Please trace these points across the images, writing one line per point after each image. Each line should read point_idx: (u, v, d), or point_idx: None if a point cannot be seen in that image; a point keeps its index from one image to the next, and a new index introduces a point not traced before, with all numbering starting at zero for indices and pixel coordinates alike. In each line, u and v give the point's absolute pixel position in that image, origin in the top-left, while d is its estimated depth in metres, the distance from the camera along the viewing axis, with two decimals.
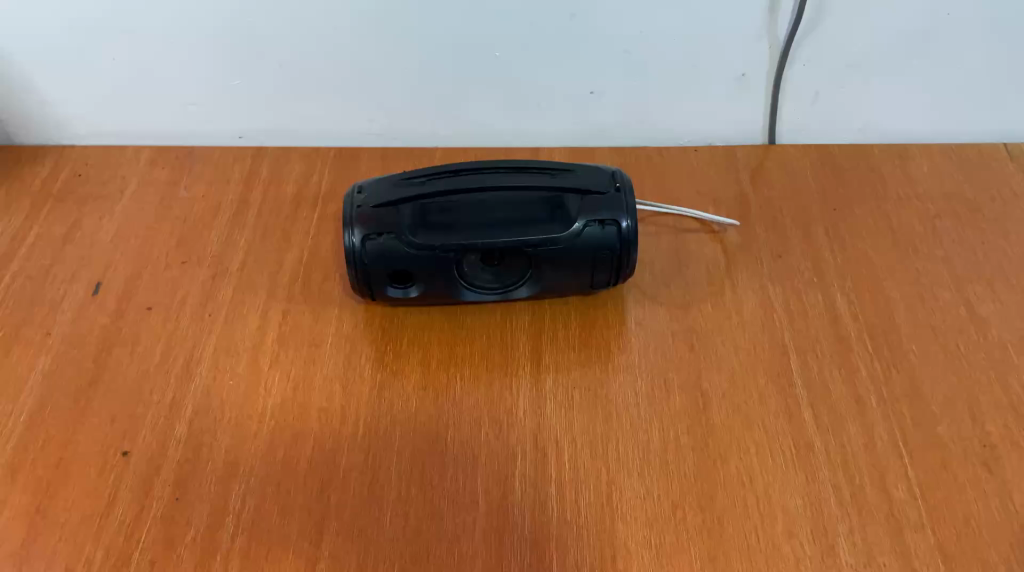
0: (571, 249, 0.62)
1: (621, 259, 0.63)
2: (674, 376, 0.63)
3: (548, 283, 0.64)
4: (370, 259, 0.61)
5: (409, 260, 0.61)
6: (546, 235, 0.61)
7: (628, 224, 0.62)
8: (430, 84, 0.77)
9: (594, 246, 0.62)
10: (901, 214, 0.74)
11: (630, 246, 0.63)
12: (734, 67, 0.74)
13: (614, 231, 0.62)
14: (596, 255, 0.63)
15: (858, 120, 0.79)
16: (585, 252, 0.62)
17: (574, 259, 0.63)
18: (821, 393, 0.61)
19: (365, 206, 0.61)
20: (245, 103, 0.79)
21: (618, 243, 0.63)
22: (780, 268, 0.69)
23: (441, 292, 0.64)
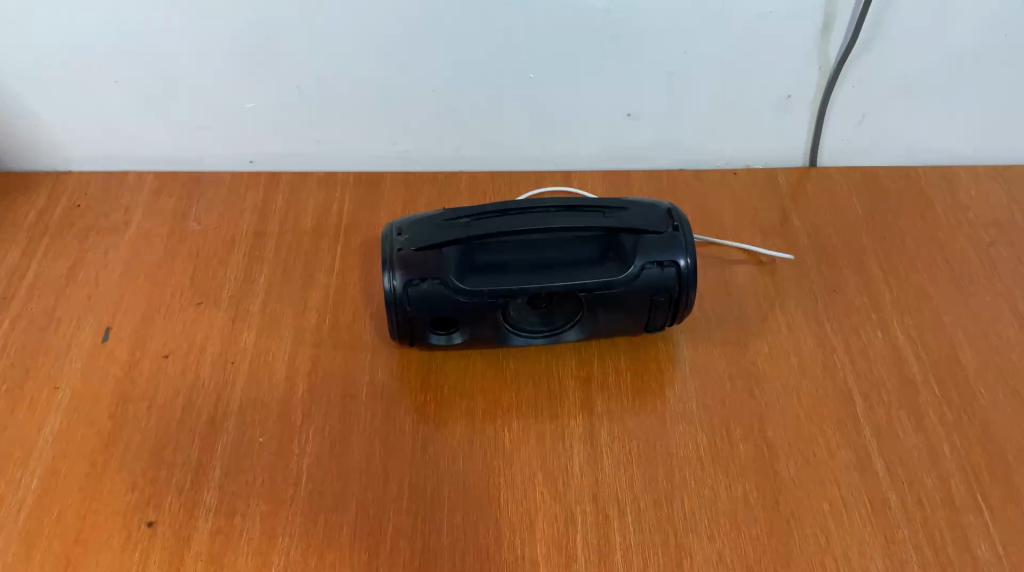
0: (627, 293, 0.58)
1: (679, 301, 0.59)
2: (736, 425, 0.59)
3: (600, 327, 0.60)
4: (411, 306, 0.57)
5: (455, 307, 0.57)
6: (601, 280, 0.57)
7: (688, 265, 0.58)
8: (457, 106, 0.72)
9: (652, 289, 0.58)
10: (954, 243, 0.71)
11: (688, 288, 0.59)
12: (781, 89, 0.70)
13: (673, 273, 0.58)
14: (652, 298, 0.59)
15: (904, 142, 0.75)
16: (642, 295, 0.58)
17: (629, 302, 0.59)
18: (892, 442, 0.58)
19: (405, 248, 0.57)
20: (259, 127, 0.73)
21: (677, 284, 0.59)
22: (835, 302, 0.66)
23: (486, 338, 0.60)
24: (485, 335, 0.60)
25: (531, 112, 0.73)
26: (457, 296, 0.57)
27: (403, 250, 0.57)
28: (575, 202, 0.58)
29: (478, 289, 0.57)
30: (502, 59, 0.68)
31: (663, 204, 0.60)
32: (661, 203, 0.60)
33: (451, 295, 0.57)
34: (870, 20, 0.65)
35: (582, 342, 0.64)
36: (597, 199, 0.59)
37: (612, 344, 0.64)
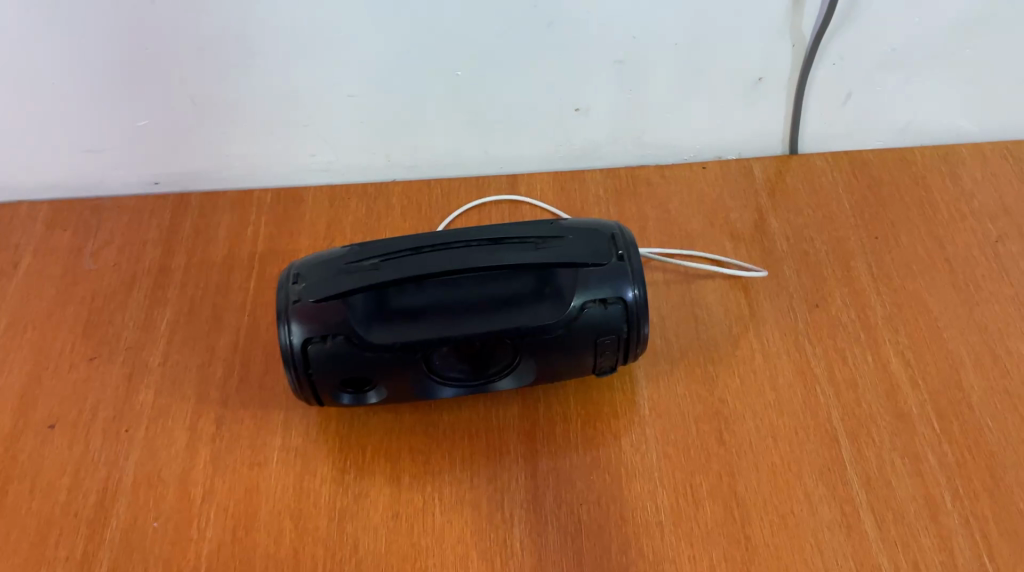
0: (568, 336, 0.49)
1: (627, 340, 0.51)
2: (702, 479, 0.51)
3: (539, 373, 0.52)
4: (316, 365, 0.49)
5: (366, 364, 0.49)
6: (536, 324, 0.48)
7: (636, 300, 0.50)
8: (379, 110, 0.63)
9: (596, 331, 0.50)
10: (956, 240, 0.61)
11: (638, 326, 0.50)
12: (750, 71, 0.61)
13: (619, 311, 0.50)
14: (597, 340, 0.50)
15: (896, 121, 0.66)
16: (584, 338, 0.50)
17: (570, 346, 0.50)
18: (884, 493, 0.50)
19: (302, 299, 0.48)
20: (157, 145, 0.64)
21: (624, 323, 0.50)
22: (818, 321, 0.57)
23: (409, 393, 0.52)
24: (407, 391, 0.51)
25: (464, 112, 0.63)
26: (368, 352, 0.48)
27: (301, 302, 0.48)
28: (501, 233, 0.49)
29: (392, 344, 0.48)
30: (421, 57, 0.59)
31: (605, 227, 0.52)
32: (602, 227, 0.51)
33: (360, 352, 0.48)
34: None
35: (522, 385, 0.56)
36: (526, 228, 0.50)
37: (559, 386, 0.56)
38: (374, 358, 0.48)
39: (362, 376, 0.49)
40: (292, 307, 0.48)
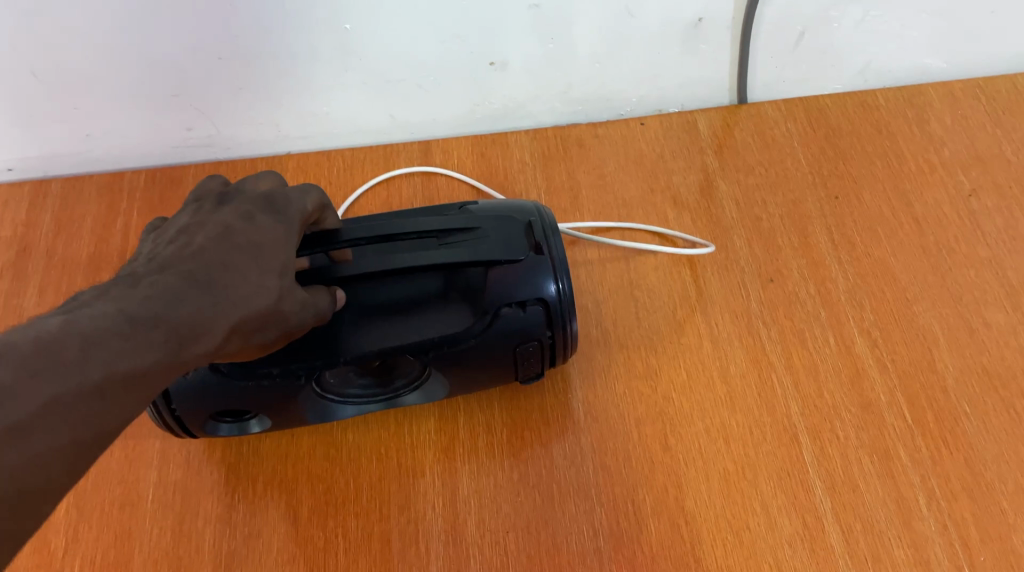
0: (482, 347, 0.41)
1: (549, 342, 0.43)
2: (646, 494, 0.44)
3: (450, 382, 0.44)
4: (178, 397, 0.40)
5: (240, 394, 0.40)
6: (443, 337, 0.40)
7: (557, 299, 0.42)
8: (259, 75, 0.53)
9: (514, 337, 0.42)
10: (925, 196, 0.54)
11: (563, 326, 0.43)
12: (688, 11, 0.52)
13: (540, 313, 0.42)
14: (516, 346, 0.43)
15: (856, 62, 0.58)
16: (501, 346, 0.42)
17: (485, 356, 0.42)
18: (850, 498, 0.44)
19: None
20: (1, 128, 0.54)
21: (546, 325, 0.43)
22: (773, 298, 0.51)
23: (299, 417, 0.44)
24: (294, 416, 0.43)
25: (361, 71, 0.54)
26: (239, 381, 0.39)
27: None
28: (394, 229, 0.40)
29: (268, 370, 0.39)
30: (301, 11, 0.49)
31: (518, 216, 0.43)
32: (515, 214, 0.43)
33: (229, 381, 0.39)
34: None
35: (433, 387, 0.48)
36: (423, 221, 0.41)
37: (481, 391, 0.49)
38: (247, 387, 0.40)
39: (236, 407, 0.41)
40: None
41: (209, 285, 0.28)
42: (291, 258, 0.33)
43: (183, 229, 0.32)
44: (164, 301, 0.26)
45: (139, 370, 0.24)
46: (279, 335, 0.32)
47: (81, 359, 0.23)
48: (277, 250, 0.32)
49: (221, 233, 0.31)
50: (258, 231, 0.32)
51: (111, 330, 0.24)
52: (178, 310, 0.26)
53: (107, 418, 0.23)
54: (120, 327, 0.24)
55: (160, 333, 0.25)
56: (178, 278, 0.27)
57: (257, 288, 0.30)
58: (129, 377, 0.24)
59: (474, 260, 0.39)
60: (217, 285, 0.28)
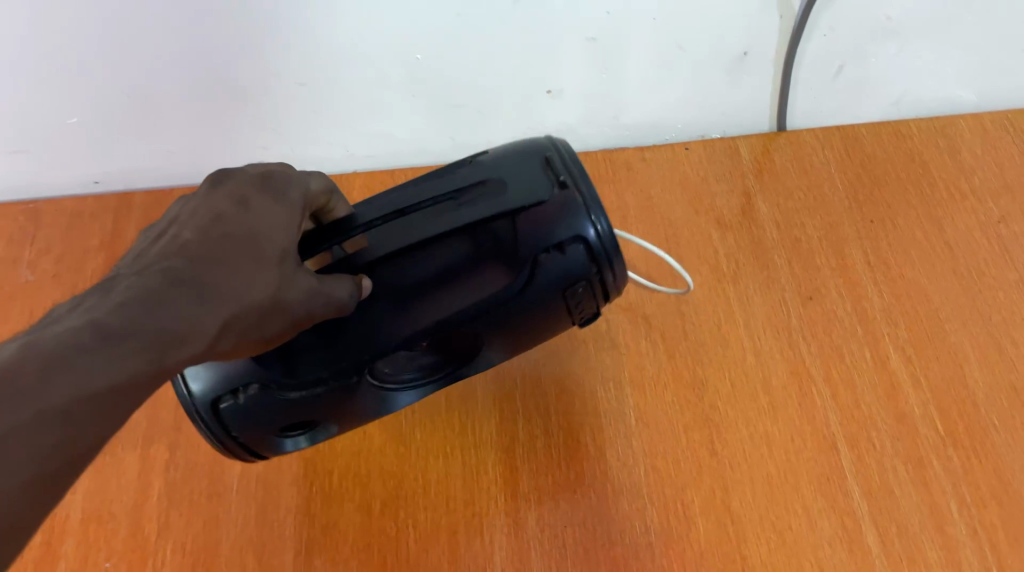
0: (529, 310, 0.38)
1: (602, 281, 0.38)
2: (694, 495, 0.48)
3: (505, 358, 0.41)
4: (229, 426, 0.39)
5: (287, 410, 0.38)
6: (485, 301, 0.37)
7: (596, 240, 0.37)
8: (332, 98, 0.58)
9: (559, 289, 0.37)
10: (956, 221, 0.58)
11: (609, 261, 0.37)
12: (734, 46, 0.56)
13: (583, 253, 0.37)
14: (568, 298, 0.38)
15: (890, 93, 0.61)
16: (548, 303, 0.37)
17: (541, 319, 0.38)
18: (886, 503, 0.47)
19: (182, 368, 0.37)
20: (92, 144, 0.59)
21: (592, 264, 0.37)
22: (812, 315, 0.54)
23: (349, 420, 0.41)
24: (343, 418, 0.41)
25: (426, 97, 0.58)
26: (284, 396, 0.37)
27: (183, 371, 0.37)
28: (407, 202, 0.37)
29: (312, 375, 0.37)
30: (376, 40, 0.53)
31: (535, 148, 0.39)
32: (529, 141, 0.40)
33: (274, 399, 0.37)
34: None
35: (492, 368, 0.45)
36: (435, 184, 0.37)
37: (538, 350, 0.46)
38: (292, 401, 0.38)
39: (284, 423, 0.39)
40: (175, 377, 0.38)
41: (200, 289, 0.28)
42: (289, 243, 0.33)
43: (171, 221, 0.31)
44: (142, 304, 0.25)
45: (117, 384, 0.23)
46: (286, 328, 0.32)
47: (40, 381, 0.22)
48: (272, 238, 0.32)
49: (210, 227, 0.30)
50: (252, 216, 0.32)
51: (75, 348, 0.23)
52: (165, 316, 0.26)
53: (86, 432, 0.23)
54: (99, 339, 0.24)
55: (136, 343, 0.25)
56: (169, 279, 0.27)
57: (249, 286, 0.30)
58: (108, 392, 0.23)
59: (495, 211, 0.35)
60: (205, 284, 0.28)
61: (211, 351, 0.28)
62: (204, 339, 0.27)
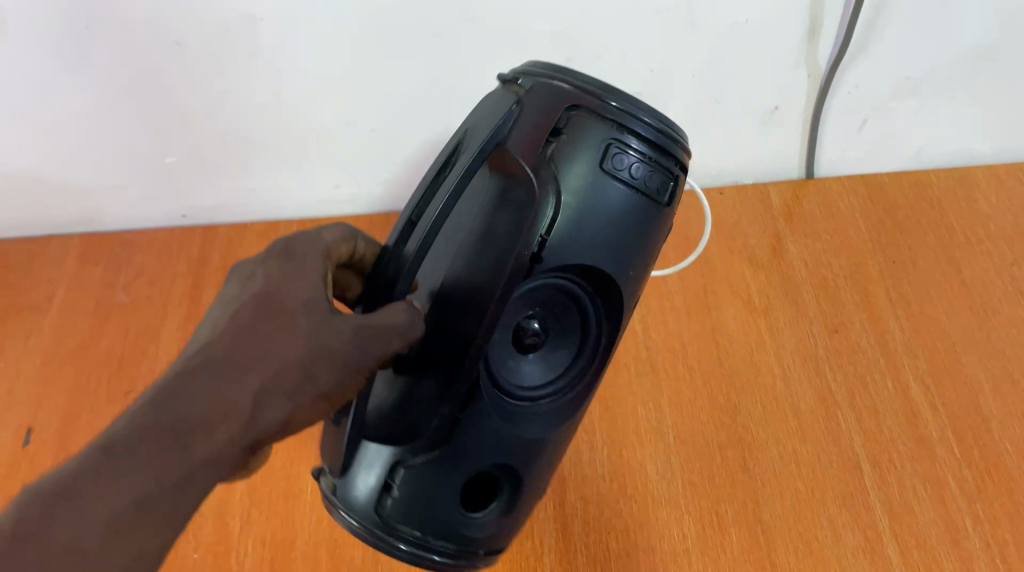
0: (587, 197, 0.35)
1: (629, 140, 0.36)
2: (729, 507, 0.52)
3: (630, 289, 0.38)
4: (412, 525, 0.38)
5: (439, 470, 0.37)
6: (518, 227, 0.35)
7: (570, 126, 0.36)
8: (401, 144, 0.64)
9: (589, 157, 0.35)
10: (973, 263, 0.62)
11: (608, 110, 0.36)
12: (765, 101, 0.62)
13: (581, 115, 0.36)
14: (606, 167, 0.36)
15: (911, 146, 0.66)
16: (589, 177, 0.35)
17: (598, 213, 0.35)
18: (906, 518, 0.51)
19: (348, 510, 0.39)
20: (184, 181, 0.66)
21: (586, 138, 0.35)
22: (838, 347, 0.58)
23: (523, 445, 0.38)
24: (518, 449, 0.38)
25: None
26: (423, 458, 0.37)
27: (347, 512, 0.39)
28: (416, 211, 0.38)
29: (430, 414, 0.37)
30: (446, 92, 0.60)
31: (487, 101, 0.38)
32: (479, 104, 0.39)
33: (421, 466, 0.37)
34: (862, 19, 0.56)
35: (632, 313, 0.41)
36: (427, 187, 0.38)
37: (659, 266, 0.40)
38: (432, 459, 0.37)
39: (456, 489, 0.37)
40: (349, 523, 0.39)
41: (216, 368, 0.30)
42: (316, 292, 0.33)
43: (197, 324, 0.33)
44: (152, 409, 0.28)
45: (132, 500, 0.26)
46: (340, 370, 0.33)
47: (49, 519, 0.25)
48: (295, 293, 0.33)
49: (228, 311, 0.32)
50: (271, 280, 0.33)
51: (83, 478, 0.26)
52: (191, 409, 0.28)
53: (115, 549, 0.25)
54: (104, 460, 0.26)
55: (149, 449, 0.27)
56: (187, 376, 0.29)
57: (270, 349, 0.31)
58: (129, 508, 0.26)
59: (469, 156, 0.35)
60: (229, 365, 0.30)
61: (267, 424, 0.31)
62: (235, 418, 0.29)
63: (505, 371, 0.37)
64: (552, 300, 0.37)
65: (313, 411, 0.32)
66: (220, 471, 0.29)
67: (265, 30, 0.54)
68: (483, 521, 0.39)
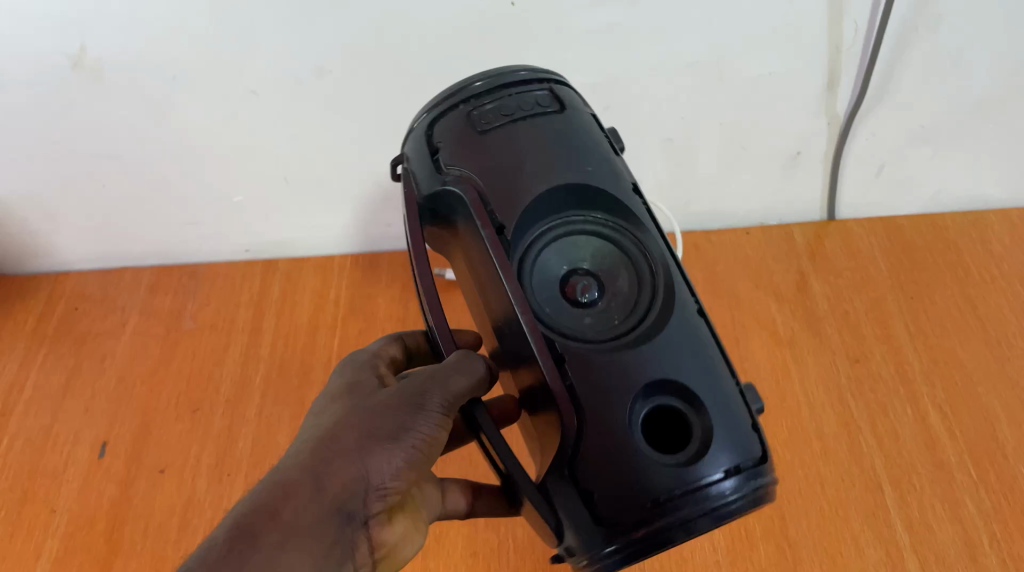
0: (496, 157, 0.39)
1: (476, 102, 0.42)
2: (756, 524, 0.55)
3: (594, 181, 0.40)
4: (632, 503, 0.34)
5: (593, 436, 0.35)
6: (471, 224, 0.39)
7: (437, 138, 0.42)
8: None
9: (467, 135, 0.40)
10: (988, 301, 0.66)
11: (453, 102, 0.43)
12: (788, 147, 0.66)
13: (442, 124, 0.42)
14: (479, 130, 0.40)
15: (927, 191, 0.71)
16: (475, 144, 0.40)
17: (515, 152, 0.39)
18: (925, 535, 0.54)
19: (597, 556, 0.35)
20: (249, 218, 0.71)
21: (455, 127, 0.41)
22: (859, 376, 0.62)
23: (643, 357, 0.36)
24: (641, 363, 0.35)
25: None
26: (572, 440, 0.35)
27: (598, 560, 0.35)
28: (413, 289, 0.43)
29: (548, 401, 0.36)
30: None
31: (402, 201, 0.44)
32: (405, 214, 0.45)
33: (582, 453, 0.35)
34: (879, 73, 0.60)
35: (642, 200, 0.42)
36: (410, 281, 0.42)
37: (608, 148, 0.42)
38: (579, 435, 0.35)
39: (628, 443, 0.34)
40: (613, 565, 0.35)
41: (277, 469, 0.37)
42: (363, 386, 0.42)
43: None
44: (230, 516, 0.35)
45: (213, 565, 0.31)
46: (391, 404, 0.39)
47: None
48: (344, 394, 0.42)
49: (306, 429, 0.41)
50: (333, 394, 0.42)
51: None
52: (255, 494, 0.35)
53: None
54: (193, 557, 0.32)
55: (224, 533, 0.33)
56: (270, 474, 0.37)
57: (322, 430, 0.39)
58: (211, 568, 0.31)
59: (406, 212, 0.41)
60: (300, 452, 0.37)
61: (340, 486, 0.36)
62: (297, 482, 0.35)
63: (578, 324, 0.37)
64: (558, 248, 0.40)
65: (387, 467, 0.37)
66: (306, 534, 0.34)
67: (329, 82, 0.60)
68: (694, 454, 0.34)
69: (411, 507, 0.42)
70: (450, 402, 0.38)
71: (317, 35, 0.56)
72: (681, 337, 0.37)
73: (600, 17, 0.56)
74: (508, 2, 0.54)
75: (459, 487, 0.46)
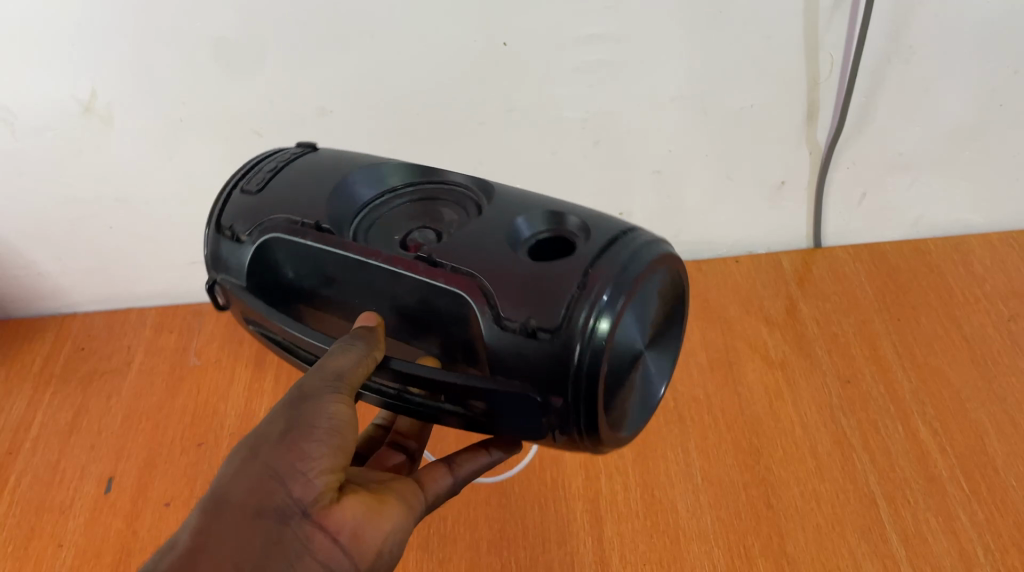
0: (279, 197, 0.41)
1: (240, 183, 0.43)
2: (754, 542, 0.55)
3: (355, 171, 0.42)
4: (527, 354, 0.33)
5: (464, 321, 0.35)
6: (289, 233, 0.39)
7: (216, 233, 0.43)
8: None
9: (252, 203, 0.41)
10: (972, 320, 0.68)
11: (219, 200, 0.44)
12: (773, 176, 0.69)
13: (224, 209, 0.43)
14: (256, 193, 0.42)
15: (909, 217, 0.73)
16: (264, 199, 0.41)
17: (306, 182, 0.41)
18: (920, 548, 0.54)
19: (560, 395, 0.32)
20: None
21: (231, 208, 0.42)
22: (851, 395, 0.64)
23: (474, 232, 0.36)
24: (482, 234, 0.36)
25: None
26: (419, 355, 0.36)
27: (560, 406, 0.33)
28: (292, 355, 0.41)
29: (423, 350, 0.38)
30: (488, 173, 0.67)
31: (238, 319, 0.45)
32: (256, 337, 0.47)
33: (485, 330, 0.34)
34: (855, 103, 0.63)
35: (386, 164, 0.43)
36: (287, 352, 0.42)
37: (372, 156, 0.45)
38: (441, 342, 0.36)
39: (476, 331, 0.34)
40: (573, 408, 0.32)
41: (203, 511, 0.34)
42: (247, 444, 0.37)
43: None
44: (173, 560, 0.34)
45: None
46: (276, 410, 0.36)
47: None
48: None
49: None
50: None
51: None
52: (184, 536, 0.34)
53: None
54: None
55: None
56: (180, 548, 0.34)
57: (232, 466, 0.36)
58: None
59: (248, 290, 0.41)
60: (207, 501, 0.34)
61: (249, 493, 0.33)
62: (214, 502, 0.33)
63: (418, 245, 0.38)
64: (387, 218, 0.41)
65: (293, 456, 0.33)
66: (228, 538, 0.32)
67: (332, 121, 0.62)
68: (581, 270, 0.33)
69: (384, 489, 0.37)
70: (336, 378, 0.35)
71: (319, 77, 0.59)
72: (578, 209, 0.38)
73: (588, 55, 0.58)
74: (500, 41, 0.57)
75: (437, 466, 0.42)
